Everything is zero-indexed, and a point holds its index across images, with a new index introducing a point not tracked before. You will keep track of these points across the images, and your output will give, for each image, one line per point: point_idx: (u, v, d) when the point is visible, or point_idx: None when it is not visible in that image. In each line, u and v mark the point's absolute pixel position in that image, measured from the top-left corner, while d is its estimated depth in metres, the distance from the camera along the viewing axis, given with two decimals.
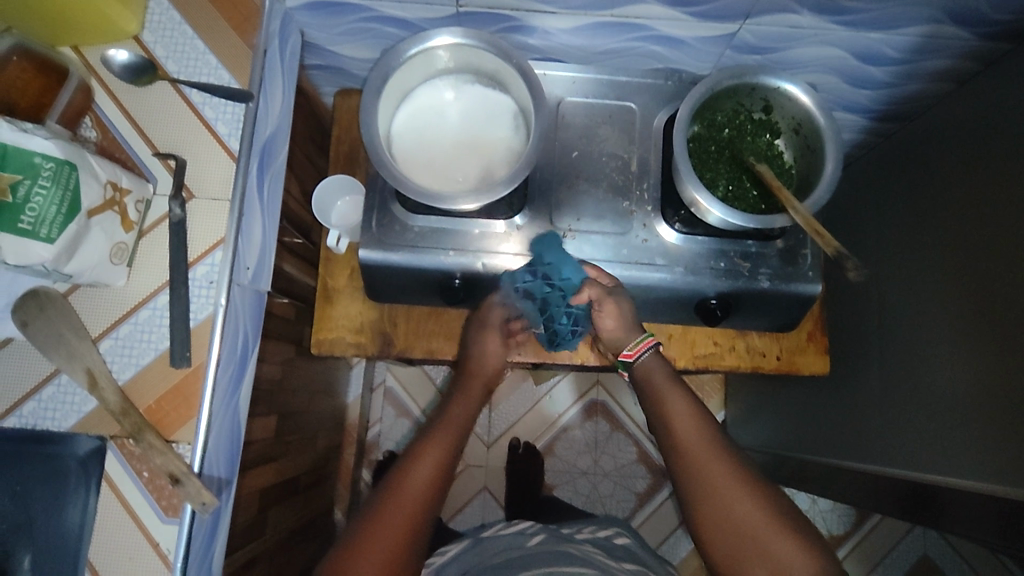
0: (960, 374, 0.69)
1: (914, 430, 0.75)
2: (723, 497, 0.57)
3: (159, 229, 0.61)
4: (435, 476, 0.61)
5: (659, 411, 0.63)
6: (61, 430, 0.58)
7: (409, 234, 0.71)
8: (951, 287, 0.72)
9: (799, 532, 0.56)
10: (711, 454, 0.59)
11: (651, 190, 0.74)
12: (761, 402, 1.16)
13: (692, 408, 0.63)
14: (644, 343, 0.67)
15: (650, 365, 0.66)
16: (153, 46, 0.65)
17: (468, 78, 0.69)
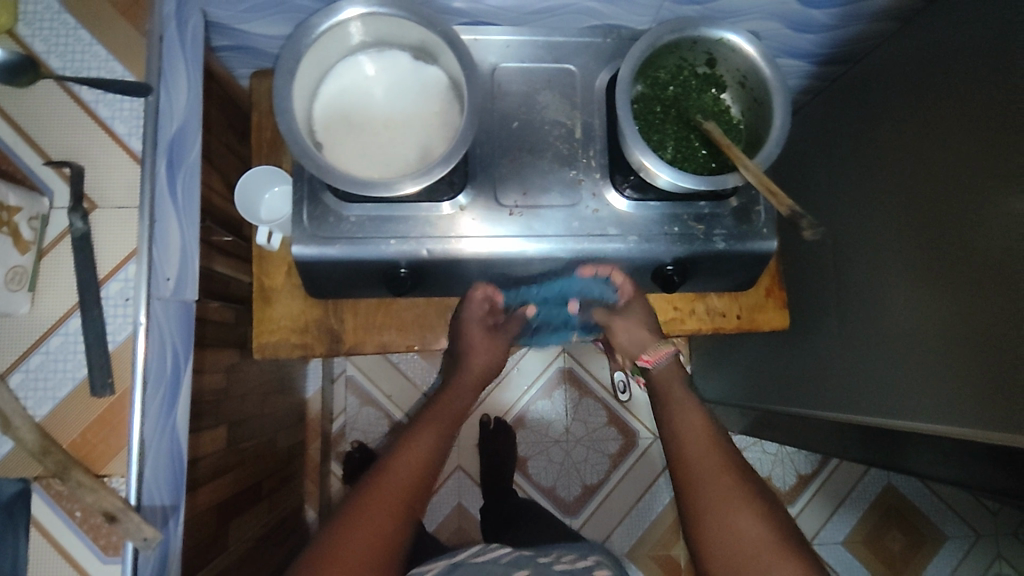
0: (920, 315, 0.68)
1: (874, 371, 0.75)
2: (698, 466, 0.61)
3: (62, 246, 0.55)
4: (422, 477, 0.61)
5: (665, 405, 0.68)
6: None
7: (345, 225, 0.66)
8: (905, 229, 0.71)
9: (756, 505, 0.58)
10: (707, 456, 0.61)
11: (598, 156, 0.71)
12: (722, 357, 1.16)
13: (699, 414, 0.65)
14: (664, 351, 0.70)
15: (669, 375, 0.70)
16: (30, 41, 0.57)
17: (392, 50, 0.64)
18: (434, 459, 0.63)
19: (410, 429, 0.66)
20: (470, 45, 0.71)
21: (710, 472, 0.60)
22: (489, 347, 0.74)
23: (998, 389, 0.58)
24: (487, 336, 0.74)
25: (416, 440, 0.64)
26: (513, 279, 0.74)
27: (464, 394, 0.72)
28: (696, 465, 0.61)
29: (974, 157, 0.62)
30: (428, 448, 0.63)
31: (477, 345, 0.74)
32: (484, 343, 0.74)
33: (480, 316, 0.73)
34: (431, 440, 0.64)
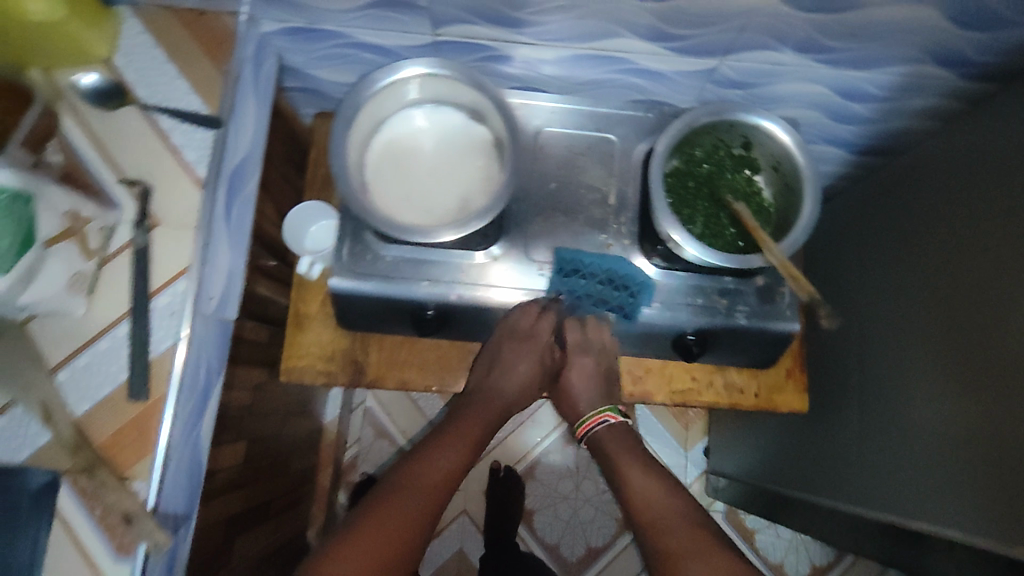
0: (942, 413, 0.67)
1: (891, 464, 0.74)
2: (660, 524, 0.61)
3: (123, 257, 0.60)
4: (429, 503, 0.61)
5: (620, 471, 0.67)
6: (14, 463, 0.56)
7: (382, 263, 0.70)
8: (932, 324, 0.71)
9: (720, 551, 0.58)
10: (670, 522, 0.61)
11: (629, 224, 0.72)
12: (743, 430, 1.15)
13: (663, 486, 0.65)
14: (596, 421, 0.72)
15: (612, 437, 0.71)
16: (123, 70, 0.64)
17: (446, 107, 0.69)
18: (439, 493, 0.63)
19: (420, 454, 0.66)
20: (518, 107, 0.74)
21: (675, 531, 0.60)
22: (529, 360, 0.73)
23: (1013, 499, 0.57)
24: (526, 340, 0.72)
25: (420, 472, 0.63)
26: None
27: (486, 414, 0.71)
28: (659, 525, 0.61)
29: (1005, 263, 0.62)
30: (436, 482, 0.63)
31: (518, 351, 0.72)
32: (528, 351, 0.72)
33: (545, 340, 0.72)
34: (440, 471, 0.64)
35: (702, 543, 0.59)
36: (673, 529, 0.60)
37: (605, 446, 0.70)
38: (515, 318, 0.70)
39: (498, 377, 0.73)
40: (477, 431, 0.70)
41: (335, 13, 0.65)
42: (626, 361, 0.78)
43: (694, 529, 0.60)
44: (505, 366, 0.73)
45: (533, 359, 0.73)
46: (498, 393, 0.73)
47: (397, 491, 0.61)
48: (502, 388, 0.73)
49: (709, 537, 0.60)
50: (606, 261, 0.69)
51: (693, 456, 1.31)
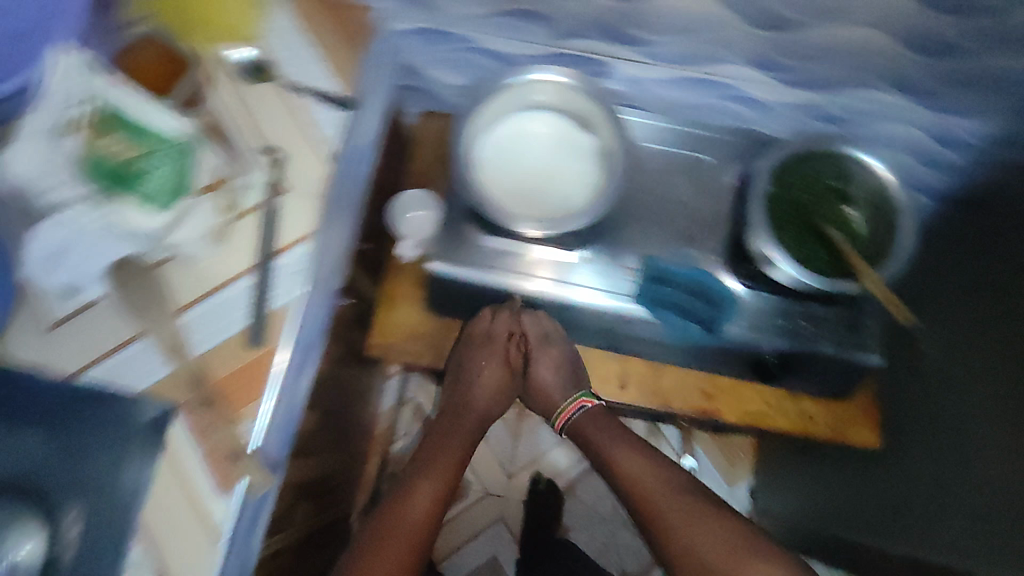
0: (998, 466, 0.67)
1: (940, 512, 0.74)
2: (648, 494, 0.66)
3: (252, 216, 0.64)
4: (426, 519, 0.69)
5: (604, 457, 0.73)
6: (134, 391, 0.60)
7: (481, 253, 0.74)
8: (985, 372, 0.70)
9: (709, 512, 0.63)
10: (656, 491, 0.66)
11: (719, 241, 0.74)
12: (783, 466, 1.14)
13: (644, 457, 0.70)
14: (575, 407, 0.77)
15: (587, 424, 0.76)
16: (272, 49, 0.69)
17: (556, 112, 0.72)
18: (434, 510, 0.70)
19: (411, 475, 0.73)
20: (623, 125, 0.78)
21: (666, 500, 0.65)
22: (497, 366, 0.81)
23: None
24: (485, 347, 0.79)
25: (415, 489, 0.71)
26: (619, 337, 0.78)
27: (461, 431, 0.78)
28: (650, 500, 0.66)
29: None
30: (427, 499, 0.70)
31: (471, 357, 0.79)
32: (492, 357, 0.80)
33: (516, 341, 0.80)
34: (430, 491, 0.71)
35: (688, 506, 0.64)
36: (660, 497, 0.66)
37: (585, 434, 0.75)
38: (467, 335, 0.79)
39: (469, 383, 0.80)
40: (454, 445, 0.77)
41: (465, 18, 0.70)
42: (698, 376, 0.79)
43: (679, 492, 0.65)
44: (473, 377, 0.80)
45: (503, 364, 0.81)
46: (469, 406, 0.80)
47: (396, 513, 0.68)
48: (473, 399, 0.80)
49: (689, 491, 0.66)
50: (692, 277, 0.72)
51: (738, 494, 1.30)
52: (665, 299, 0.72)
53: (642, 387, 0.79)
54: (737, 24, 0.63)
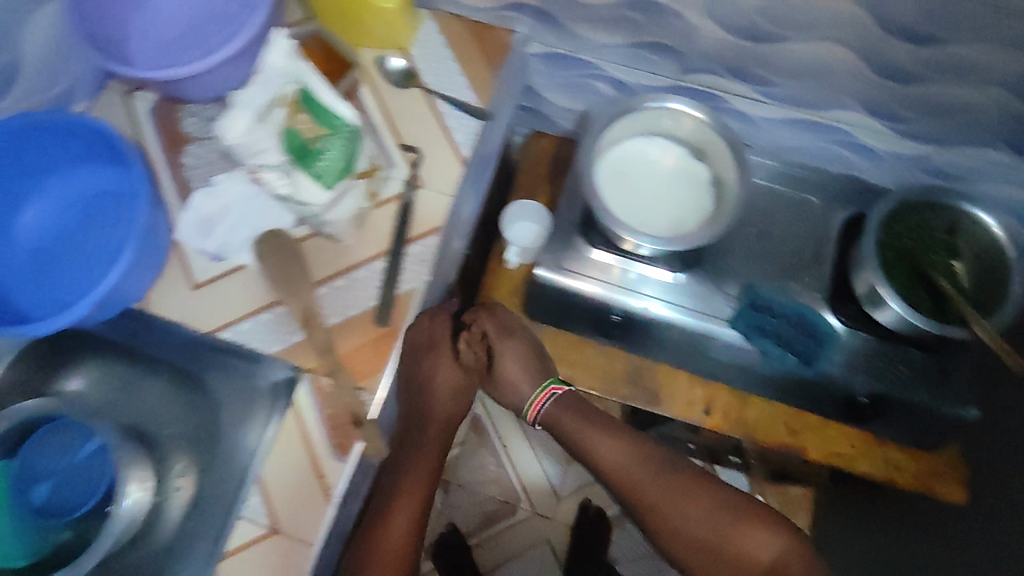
0: None
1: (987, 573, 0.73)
2: (639, 485, 0.71)
3: (389, 206, 0.70)
4: (406, 538, 0.68)
5: (585, 448, 0.74)
6: (267, 352, 0.66)
7: (587, 264, 0.78)
8: None
9: (699, 496, 0.69)
10: (645, 477, 0.71)
11: (821, 281, 0.76)
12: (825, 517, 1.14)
13: (620, 440, 0.74)
14: (545, 395, 0.75)
15: (558, 416, 0.75)
16: (415, 58, 0.75)
17: (673, 140, 0.75)
18: (415, 527, 0.69)
19: (387, 489, 0.70)
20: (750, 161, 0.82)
21: (656, 488, 0.70)
22: (449, 367, 0.73)
23: None
24: (437, 354, 0.72)
25: (394, 505, 0.69)
26: (709, 363, 0.80)
27: (430, 446, 0.73)
28: (639, 487, 0.71)
29: None
30: (407, 518, 0.69)
31: (431, 367, 0.72)
32: (440, 366, 0.72)
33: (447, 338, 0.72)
34: (407, 509, 0.69)
35: (676, 489, 0.70)
36: (651, 484, 0.71)
37: (559, 429, 0.75)
38: (404, 350, 0.69)
39: (431, 388, 0.73)
40: (425, 458, 0.72)
41: (599, 47, 0.75)
42: (786, 412, 0.80)
43: (666, 477, 0.71)
44: (429, 385, 0.73)
45: (451, 362, 0.73)
46: (432, 420, 0.74)
47: (377, 533, 0.67)
48: (432, 408, 0.74)
49: (677, 473, 0.71)
50: (790, 309, 0.75)
51: None
52: (764, 326, 0.74)
53: (729, 416, 0.80)
54: (864, 73, 0.66)
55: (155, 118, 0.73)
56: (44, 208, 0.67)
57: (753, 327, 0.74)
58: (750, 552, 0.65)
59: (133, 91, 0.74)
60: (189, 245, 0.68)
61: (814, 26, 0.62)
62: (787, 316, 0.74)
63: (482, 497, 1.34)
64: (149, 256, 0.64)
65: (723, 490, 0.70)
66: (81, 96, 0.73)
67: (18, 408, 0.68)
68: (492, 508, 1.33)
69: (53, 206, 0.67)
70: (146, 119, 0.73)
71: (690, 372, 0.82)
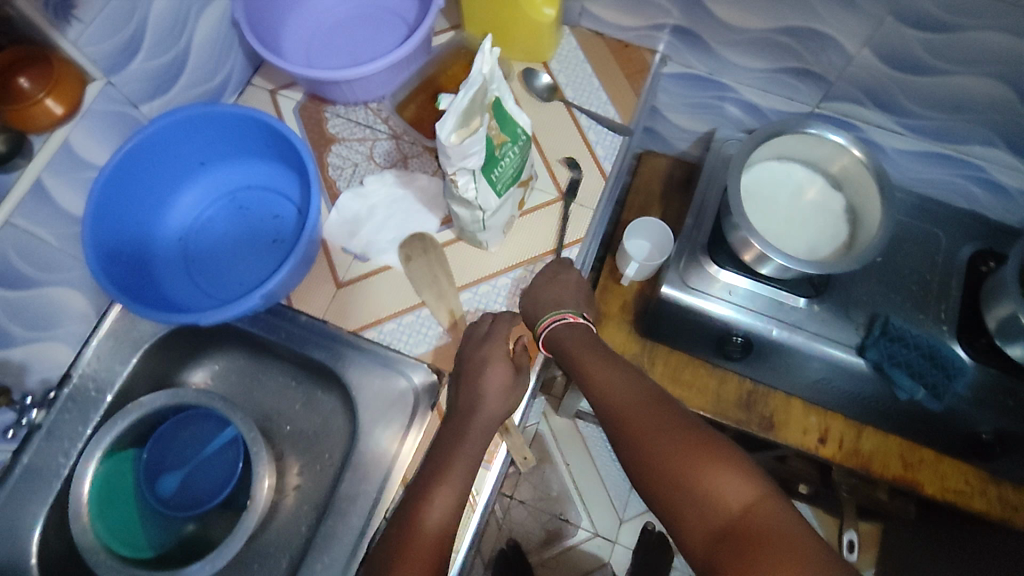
0: None
1: None
2: (640, 431, 0.52)
3: (533, 216, 0.71)
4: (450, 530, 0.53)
5: (581, 379, 0.59)
6: (411, 354, 0.65)
7: (712, 283, 0.77)
8: None
9: (718, 453, 0.49)
10: (649, 421, 0.53)
11: (950, 313, 0.75)
12: (912, 558, 1.12)
13: (626, 372, 0.57)
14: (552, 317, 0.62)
15: (564, 338, 0.61)
16: (556, 73, 0.78)
17: (806, 168, 0.76)
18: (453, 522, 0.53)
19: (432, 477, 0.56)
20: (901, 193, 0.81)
21: (659, 435, 0.51)
22: (504, 364, 0.60)
23: None
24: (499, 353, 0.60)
25: (432, 494, 0.54)
26: (827, 390, 0.79)
27: (471, 441, 0.57)
28: (638, 434, 0.53)
29: None
30: (445, 508, 0.53)
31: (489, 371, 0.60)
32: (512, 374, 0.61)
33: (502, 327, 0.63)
34: (445, 499, 0.54)
35: (683, 440, 0.50)
36: (654, 431, 0.52)
37: (561, 352, 0.61)
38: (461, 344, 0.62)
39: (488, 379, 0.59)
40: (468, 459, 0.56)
41: (738, 71, 0.77)
42: (900, 445, 0.80)
43: (676, 425, 0.52)
44: (474, 387, 0.60)
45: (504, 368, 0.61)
46: (474, 419, 0.58)
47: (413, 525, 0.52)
48: (484, 397, 0.59)
49: (689, 423, 0.52)
50: (923, 342, 0.73)
51: None
52: (894, 354, 0.72)
53: (843, 446, 0.80)
54: (1016, 108, 0.66)
55: (300, 114, 0.76)
56: (200, 197, 0.72)
57: (882, 355, 0.72)
58: (715, 493, 0.47)
59: (280, 89, 0.78)
60: (335, 242, 0.69)
61: (976, 60, 0.63)
62: (917, 349, 0.72)
63: (544, 514, 1.33)
64: (302, 264, 0.64)
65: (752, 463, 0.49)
66: (231, 89, 0.77)
67: (146, 401, 0.67)
68: (553, 527, 1.32)
69: (209, 196, 0.72)
70: (291, 115, 0.76)
71: (804, 400, 0.82)
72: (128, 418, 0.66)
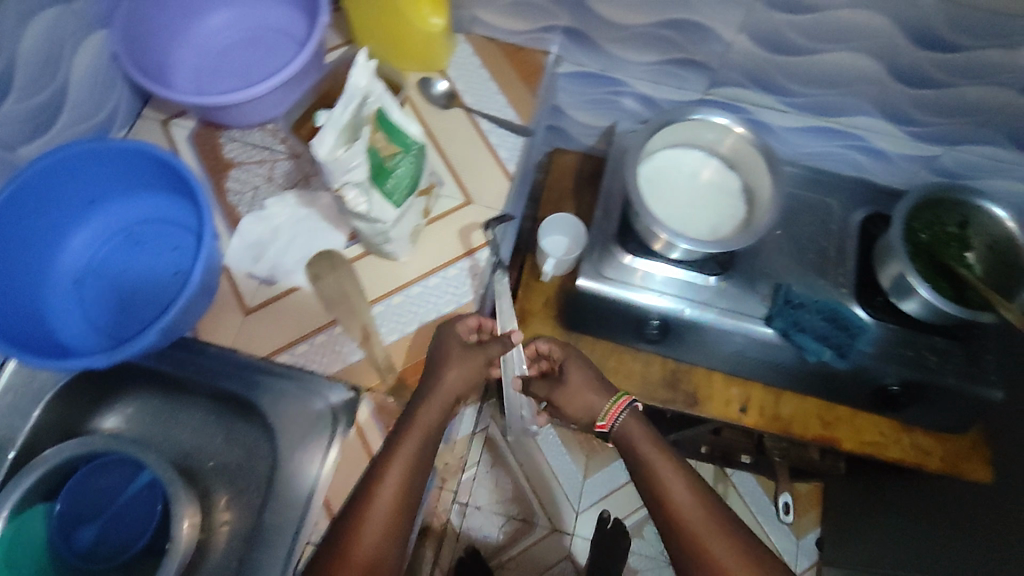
0: None
1: None
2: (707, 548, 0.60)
3: (441, 223, 0.71)
4: (384, 550, 0.53)
5: (652, 480, 0.65)
6: (327, 373, 0.65)
7: (624, 271, 0.79)
8: None
9: None
10: (715, 539, 0.61)
11: (848, 276, 0.79)
12: (853, 511, 1.17)
13: (695, 484, 0.65)
14: (618, 407, 0.71)
15: (630, 429, 0.69)
16: (455, 80, 0.78)
17: (703, 153, 0.79)
18: (390, 542, 0.54)
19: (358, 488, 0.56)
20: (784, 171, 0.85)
21: (726, 557, 0.59)
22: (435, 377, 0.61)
23: None
24: (465, 348, 0.63)
25: (364, 518, 0.53)
26: (744, 361, 0.82)
27: (402, 460, 0.56)
28: (703, 548, 0.60)
29: None
30: (379, 530, 0.53)
31: (456, 356, 0.62)
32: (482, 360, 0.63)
33: (462, 323, 0.65)
34: (377, 520, 0.54)
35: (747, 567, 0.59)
36: (721, 551, 0.60)
37: (627, 444, 0.69)
38: (438, 349, 0.63)
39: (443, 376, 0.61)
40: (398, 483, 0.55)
41: (628, 66, 0.79)
42: (817, 406, 0.84)
43: (740, 552, 0.60)
44: None
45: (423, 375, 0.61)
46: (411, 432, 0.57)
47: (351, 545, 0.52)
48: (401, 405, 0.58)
49: (751, 551, 0.60)
50: (824, 305, 0.77)
51: (804, 545, 1.28)
52: (798, 320, 0.76)
53: (764, 413, 0.84)
54: (885, 79, 0.71)
55: (195, 143, 0.74)
56: (93, 236, 0.69)
57: (786, 322, 0.76)
58: None
59: (173, 119, 0.76)
60: (240, 269, 0.68)
61: (842, 38, 0.67)
62: (818, 315, 0.76)
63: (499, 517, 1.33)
64: (201, 294, 0.62)
65: None
66: (119, 123, 0.75)
67: (50, 454, 0.64)
68: (511, 528, 1.33)
69: (102, 235, 0.69)
70: (184, 144, 0.74)
71: (723, 372, 0.85)
72: (32, 475, 0.63)
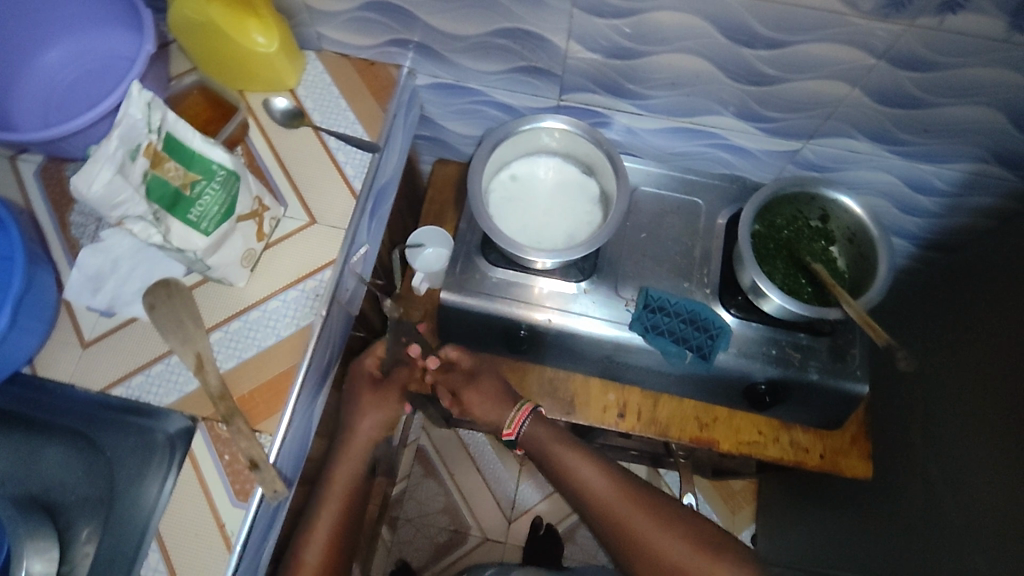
0: (983, 504, 0.70)
1: (924, 549, 0.77)
2: (621, 515, 0.69)
3: (283, 245, 0.70)
4: (341, 530, 0.69)
5: (563, 475, 0.72)
6: (161, 406, 0.64)
7: (488, 283, 0.79)
8: (979, 418, 0.73)
9: (680, 530, 0.68)
10: (626, 505, 0.70)
11: (713, 276, 0.79)
12: (784, 510, 1.16)
13: (600, 465, 0.73)
14: (522, 416, 0.74)
15: (534, 432, 0.74)
16: (304, 99, 0.77)
17: (560, 159, 0.79)
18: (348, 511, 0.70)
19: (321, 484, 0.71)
20: (651, 172, 0.85)
21: (638, 519, 0.68)
22: (368, 408, 0.75)
23: None
24: (377, 390, 0.76)
25: (328, 494, 0.70)
26: (618, 366, 0.82)
27: (355, 450, 0.73)
28: (618, 519, 0.69)
29: None
30: (340, 501, 0.70)
31: (370, 399, 0.75)
32: (394, 395, 0.77)
33: (365, 366, 0.78)
34: (340, 494, 0.70)
35: (657, 522, 0.68)
36: (634, 516, 0.69)
37: (536, 446, 0.74)
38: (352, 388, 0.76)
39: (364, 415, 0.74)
40: (330, 508, 0.69)
41: (478, 76, 0.78)
42: (695, 407, 0.84)
43: (650, 510, 0.69)
44: None
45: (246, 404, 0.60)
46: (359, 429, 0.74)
47: (318, 516, 0.69)
48: None
49: (660, 509, 0.70)
50: (686, 305, 0.76)
51: None
52: (658, 325, 0.75)
53: (642, 417, 0.83)
54: (724, 79, 0.70)
55: (42, 177, 0.74)
56: None
57: (647, 329, 0.75)
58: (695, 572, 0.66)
59: (19, 154, 0.75)
60: (80, 303, 0.68)
61: (670, 40, 0.66)
62: (680, 316, 0.75)
63: (432, 528, 1.33)
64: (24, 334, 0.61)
65: (699, 524, 0.70)
66: None
67: None
68: (444, 538, 1.32)
69: None
70: (31, 179, 0.74)
71: (601, 378, 0.85)
72: None
